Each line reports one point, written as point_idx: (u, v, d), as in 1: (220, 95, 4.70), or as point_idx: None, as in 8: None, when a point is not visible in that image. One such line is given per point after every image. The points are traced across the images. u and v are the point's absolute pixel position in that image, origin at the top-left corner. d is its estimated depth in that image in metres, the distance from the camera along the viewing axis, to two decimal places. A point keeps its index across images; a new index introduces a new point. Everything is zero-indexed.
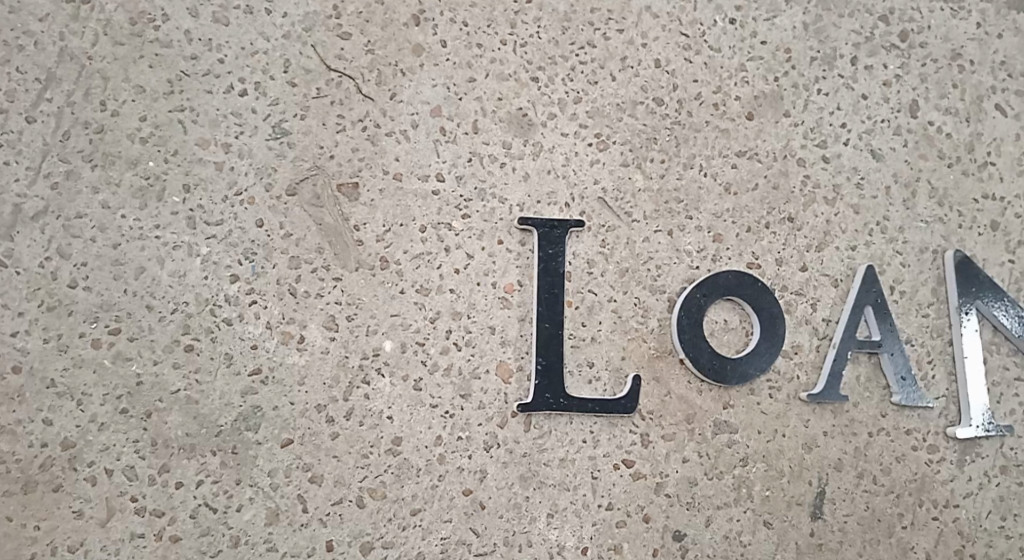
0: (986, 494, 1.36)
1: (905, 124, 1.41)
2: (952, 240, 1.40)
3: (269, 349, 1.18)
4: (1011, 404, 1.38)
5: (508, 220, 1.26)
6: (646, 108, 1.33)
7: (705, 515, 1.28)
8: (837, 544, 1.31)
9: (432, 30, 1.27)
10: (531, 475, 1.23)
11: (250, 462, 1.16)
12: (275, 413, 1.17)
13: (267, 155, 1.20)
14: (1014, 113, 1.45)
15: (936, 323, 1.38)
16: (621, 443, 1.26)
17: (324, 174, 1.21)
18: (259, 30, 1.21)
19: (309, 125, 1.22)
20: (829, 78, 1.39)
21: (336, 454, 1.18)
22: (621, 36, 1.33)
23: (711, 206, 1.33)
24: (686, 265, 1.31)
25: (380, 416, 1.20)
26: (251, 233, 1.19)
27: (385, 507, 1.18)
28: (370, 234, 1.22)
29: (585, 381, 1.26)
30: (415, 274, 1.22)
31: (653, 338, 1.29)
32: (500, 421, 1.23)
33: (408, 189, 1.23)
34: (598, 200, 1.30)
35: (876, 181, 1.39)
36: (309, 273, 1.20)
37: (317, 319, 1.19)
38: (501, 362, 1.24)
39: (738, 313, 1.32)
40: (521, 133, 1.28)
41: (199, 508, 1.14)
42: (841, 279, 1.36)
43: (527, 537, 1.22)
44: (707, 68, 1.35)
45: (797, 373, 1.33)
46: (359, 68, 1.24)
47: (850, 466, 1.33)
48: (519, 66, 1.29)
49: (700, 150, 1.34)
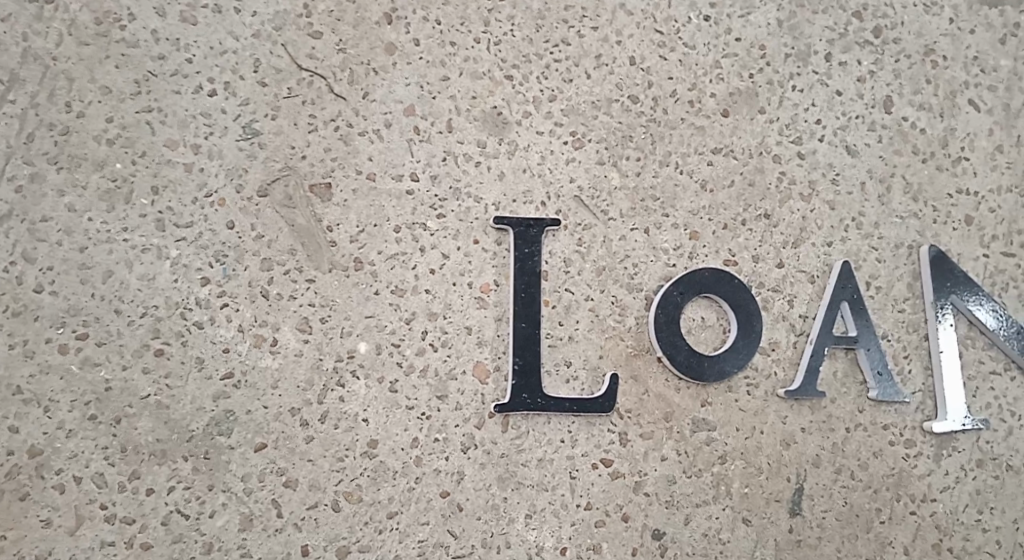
0: (962, 488, 1.37)
1: (880, 119, 1.42)
2: (927, 235, 1.41)
3: (241, 352, 1.16)
4: (987, 398, 1.39)
5: (483, 220, 1.25)
6: (621, 105, 1.32)
7: (684, 513, 1.28)
8: (816, 541, 1.32)
9: (405, 28, 1.25)
10: (509, 476, 1.22)
11: (223, 468, 1.14)
12: (248, 417, 1.15)
13: (237, 155, 1.19)
14: (988, 108, 1.45)
15: (912, 318, 1.38)
16: (599, 443, 1.26)
17: (296, 175, 1.20)
18: (228, 30, 1.20)
19: (280, 125, 1.20)
20: (804, 75, 1.39)
21: (311, 458, 1.17)
22: (595, 33, 1.32)
23: (687, 204, 1.33)
24: (662, 263, 1.31)
25: (355, 419, 1.18)
26: (222, 235, 1.17)
27: (362, 511, 1.17)
28: (344, 234, 1.20)
29: (562, 380, 1.25)
30: (390, 275, 1.21)
31: (630, 336, 1.28)
32: (477, 421, 1.22)
33: (381, 189, 1.22)
34: (574, 198, 1.29)
35: (851, 177, 1.39)
36: (281, 276, 1.18)
37: (290, 322, 1.18)
38: (477, 363, 1.23)
39: (716, 310, 1.31)
40: (496, 131, 1.27)
41: (171, 514, 1.12)
42: (817, 275, 1.36)
43: (505, 538, 1.21)
44: (682, 65, 1.35)
45: (775, 370, 1.33)
46: (331, 67, 1.23)
47: (828, 462, 1.33)
48: (493, 64, 1.28)
49: (676, 148, 1.33)
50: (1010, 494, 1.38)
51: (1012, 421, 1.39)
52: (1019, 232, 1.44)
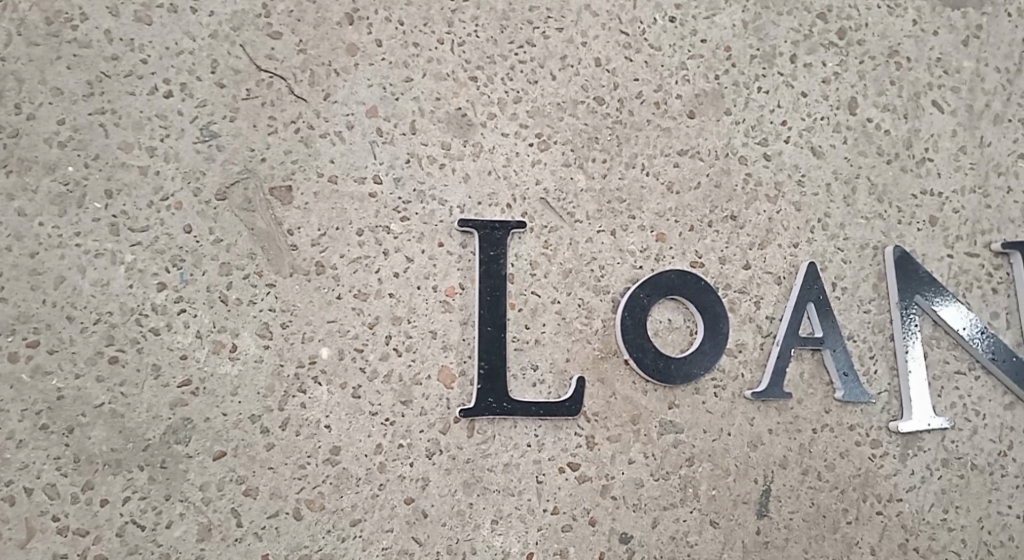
0: (928, 488, 1.37)
1: (845, 120, 1.42)
2: (892, 235, 1.41)
3: (199, 358, 1.14)
4: (952, 398, 1.40)
5: (448, 223, 1.24)
6: (587, 107, 1.31)
7: (651, 516, 1.27)
8: (783, 542, 1.31)
9: (367, 29, 1.24)
10: (474, 482, 1.21)
11: (180, 477, 1.12)
12: (206, 425, 1.13)
13: (195, 158, 1.16)
14: (951, 109, 1.46)
15: (877, 319, 1.39)
16: (566, 446, 1.25)
17: (256, 178, 1.18)
18: (184, 30, 1.18)
19: (239, 127, 1.18)
20: (769, 76, 1.39)
21: (272, 466, 1.15)
22: (560, 34, 1.31)
23: (654, 205, 1.32)
24: (629, 265, 1.30)
25: (317, 426, 1.16)
26: (179, 239, 1.15)
27: (324, 519, 1.16)
28: (304, 238, 1.19)
29: (529, 384, 1.24)
30: (352, 279, 1.20)
31: (597, 339, 1.28)
32: (442, 426, 1.21)
33: (343, 192, 1.21)
34: (540, 200, 1.28)
35: (817, 178, 1.40)
36: (241, 280, 1.16)
37: (250, 327, 1.16)
38: (443, 367, 1.22)
39: (682, 312, 1.31)
40: (460, 133, 1.26)
41: (126, 526, 1.10)
42: (784, 276, 1.36)
43: (471, 544, 1.20)
44: (647, 66, 1.34)
45: (742, 371, 1.33)
46: (291, 69, 1.21)
47: (794, 463, 1.33)
48: (456, 65, 1.27)
49: (641, 150, 1.33)
50: (975, 493, 1.39)
51: (977, 420, 1.40)
52: (983, 232, 1.45)
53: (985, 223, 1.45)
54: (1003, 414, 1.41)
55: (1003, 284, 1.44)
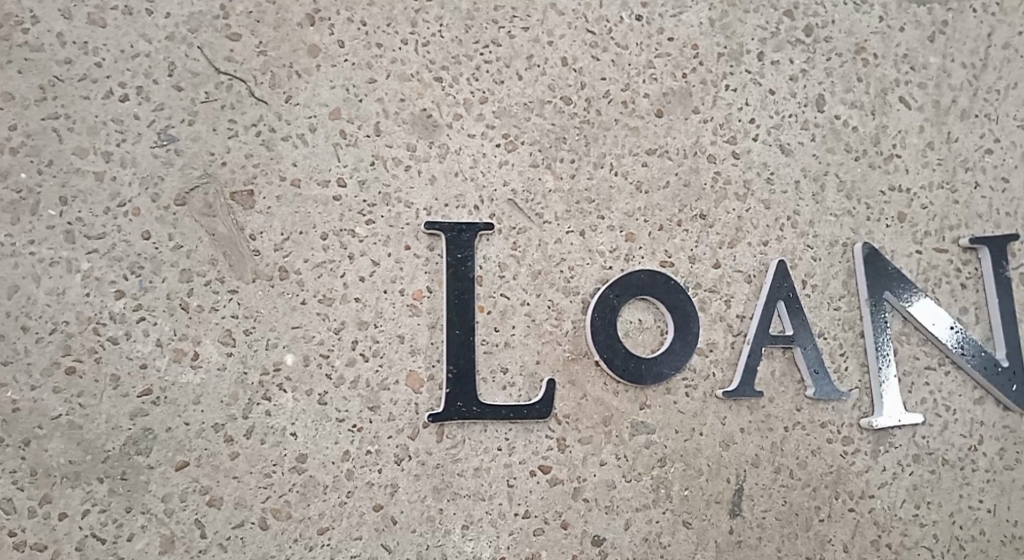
0: (900, 484, 1.38)
1: (812, 118, 1.42)
2: (861, 232, 1.41)
3: (160, 367, 1.12)
4: (922, 393, 1.40)
5: (414, 225, 1.22)
6: (554, 107, 1.30)
7: (624, 518, 1.26)
8: (756, 541, 1.31)
9: (329, 30, 1.22)
10: (444, 487, 1.20)
11: (141, 488, 1.10)
12: (168, 435, 1.11)
13: (153, 163, 1.14)
14: (918, 105, 1.46)
15: (848, 316, 1.39)
16: (537, 449, 1.24)
17: (217, 183, 1.16)
18: (140, 32, 1.15)
19: (198, 131, 1.16)
20: (737, 74, 1.39)
21: (236, 475, 1.13)
22: (526, 34, 1.30)
23: (623, 205, 1.31)
24: (599, 266, 1.29)
25: (282, 433, 1.15)
26: (137, 246, 1.13)
27: (291, 528, 1.14)
28: (267, 243, 1.17)
29: (499, 387, 1.23)
30: (317, 284, 1.18)
31: (567, 340, 1.27)
32: (410, 432, 1.19)
33: (307, 195, 1.19)
34: (508, 201, 1.27)
35: (785, 175, 1.39)
36: (202, 287, 1.14)
37: (212, 335, 1.14)
38: (411, 371, 1.20)
39: (653, 312, 1.30)
40: (425, 134, 1.24)
41: (85, 539, 1.08)
42: (754, 274, 1.36)
43: (441, 550, 1.19)
44: (615, 65, 1.33)
45: (713, 370, 1.32)
46: (251, 71, 1.19)
47: (767, 461, 1.33)
48: (421, 66, 1.25)
49: (610, 149, 1.32)
50: (946, 488, 1.39)
51: (948, 415, 1.41)
52: (951, 228, 1.45)
53: (953, 218, 1.45)
54: (974, 409, 1.42)
55: (971, 279, 1.45)
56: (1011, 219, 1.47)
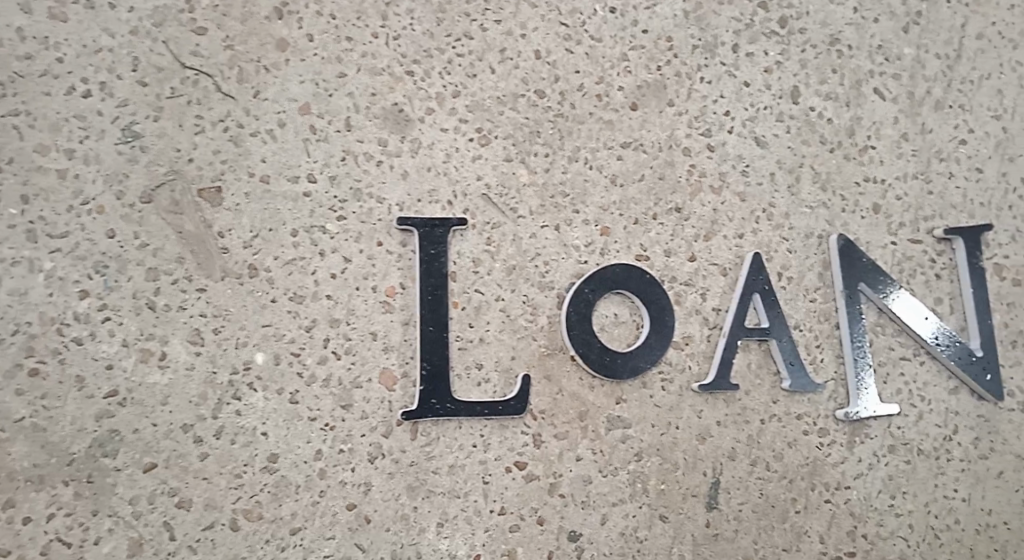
0: (875, 475, 1.38)
1: (787, 110, 1.41)
2: (836, 224, 1.41)
3: (126, 368, 1.10)
4: (897, 384, 1.40)
5: (386, 221, 1.21)
6: (527, 100, 1.29)
7: (600, 513, 1.26)
8: (732, 534, 1.31)
9: (297, 24, 1.20)
10: (419, 485, 1.19)
11: (109, 491, 1.08)
12: (135, 436, 1.10)
13: (117, 160, 1.12)
14: (893, 97, 1.46)
15: (823, 308, 1.39)
16: (513, 445, 1.23)
17: (183, 179, 1.14)
18: (103, 26, 1.13)
19: (163, 127, 1.14)
20: (711, 66, 1.38)
21: (206, 476, 1.11)
22: (498, 27, 1.28)
23: (598, 199, 1.31)
24: (574, 260, 1.28)
25: (253, 433, 1.13)
26: (101, 245, 1.11)
27: (263, 529, 1.13)
28: (236, 240, 1.15)
29: (473, 383, 1.22)
30: (287, 281, 1.16)
31: (542, 335, 1.26)
32: (384, 430, 1.18)
33: (276, 191, 1.17)
34: (481, 196, 1.26)
35: (761, 167, 1.39)
36: (169, 286, 1.12)
37: (180, 334, 1.12)
38: (384, 369, 1.19)
39: (628, 307, 1.30)
40: (397, 129, 1.23)
41: (51, 543, 1.06)
42: (729, 267, 1.35)
43: (416, 548, 1.18)
44: (588, 58, 1.32)
45: (689, 364, 1.32)
46: (218, 65, 1.17)
47: (743, 454, 1.33)
48: (392, 59, 1.23)
49: (584, 143, 1.31)
50: (921, 478, 1.40)
51: (922, 406, 1.41)
52: (926, 219, 1.45)
53: (928, 209, 1.46)
54: (949, 399, 1.42)
55: (946, 270, 1.45)
56: (984, 210, 1.48)
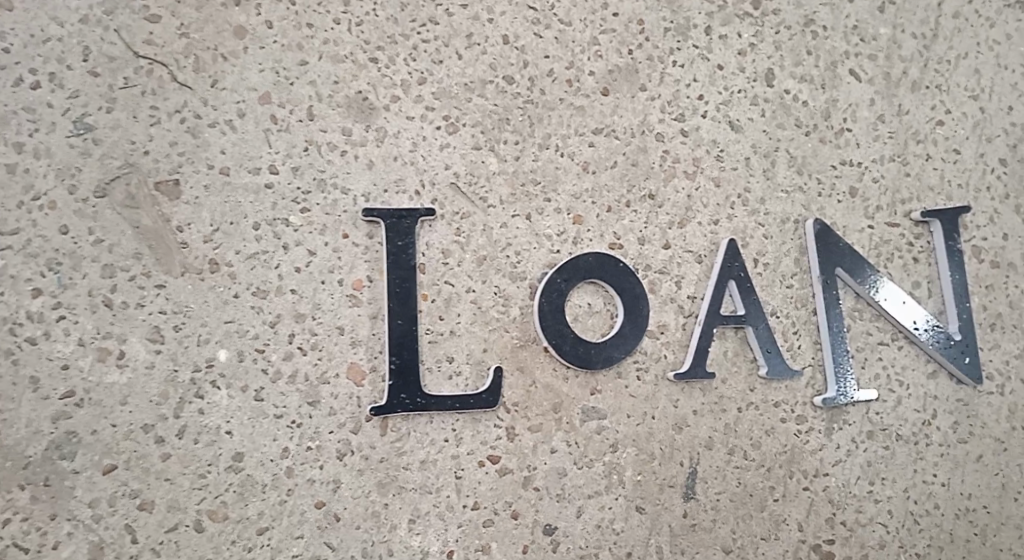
0: (854, 461, 1.37)
1: (762, 93, 1.39)
2: (812, 209, 1.39)
3: (83, 368, 1.07)
4: (875, 370, 1.39)
5: (351, 212, 1.18)
6: (496, 87, 1.26)
7: (575, 505, 1.24)
8: (710, 524, 1.30)
9: (255, 10, 1.17)
10: (390, 481, 1.17)
11: (67, 494, 1.06)
12: (93, 438, 1.07)
13: (69, 153, 1.09)
14: (869, 78, 1.44)
15: (800, 294, 1.37)
16: (485, 439, 1.21)
17: (139, 173, 1.11)
18: (51, 15, 1.09)
19: (117, 118, 1.11)
20: (684, 49, 1.35)
21: (169, 477, 1.09)
22: (465, 11, 1.25)
23: (570, 187, 1.28)
24: (546, 250, 1.26)
25: (217, 432, 1.11)
26: (54, 241, 1.07)
27: (228, 530, 1.10)
28: (195, 235, 1.12)
29: (445, 377, 1.20)
30: (250, 276, 1.14)
31: (513, 327, 1.24)
32: (353, 426, 1.16)
33: (236, 184, 1.14)
34: (450, 185, 1.23)
35: (735, 152, 1.37)
36: (126, 282, 1.09)
37: (138, 332, 1.09)
38: (352, 363, 1.16)
39: (602, 296, 1.27)
40: (362, 118, 1.20)
41: (8, 549, 1.03)
42: (704, 254, 1.33)
43: (387, 546, 1.16)
44: (558, 42, 1.30)
45: (664, 353, 1.30)
46: (173, 54, 1.13)
47: (720, 443, 1.31)
48: (355, 46, 1.20)
49: (555, 129, 1.28)
50: (900, 463, 1.39)
51: (901, 391, 1.40)
52: (903, 202, 1.44)
53: (905, 192, 1.44)
54: (927, 383, 1.41)
55: (923, 254, 1.44)
56: (962, 191, 1.46)
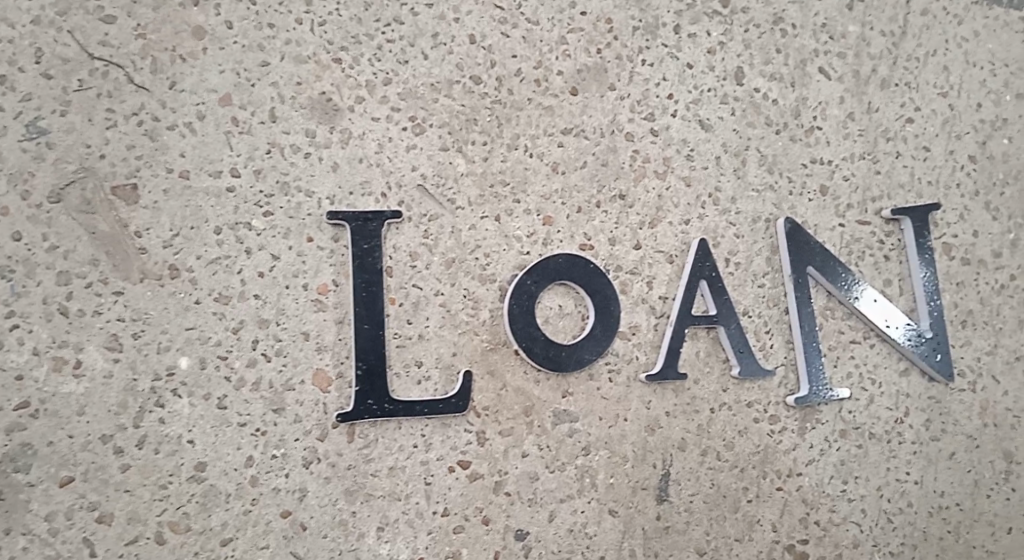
0: (827, 461, 1.36)
1: (731, 91, 1.38)
2: (783, 207, 1.39)
3: (38, 378, 1.05)
4: (848, 368, 1.39)
5: (316, 215, 1.16)
6: (463, 87, 1.24)
7: (547, 510, 1.23)
8: (684, 526, 1.29)
9: (214, 10, 1.14)
10: (357, 489, 1.15)
11: (22, 508, 1.03)
12: (50, 449, 1.04)
13: (22, 158, 1.06)
14: (838, 76, 1.44)
15: (772, 293, 1.36)
16: (455, 444, 1.19)
17: (95, 177, 1.09)
18: (2, 16, 1.07)
19: (72, 122, 1.08)
20: (653, 48, 1.34)
21: (128, 489, 1.07)
22: (430, 10, 1.23)
23: (539, 188, 1.27)
24: (515, 251, 1.24)
25: (179, 441, 1.08)
26: (6, 248, 1.05)
27: (190, 541, 1.08)
28: (155, 240, 1.10)
29: (413, 382, 1.18)
30: (212, 281, 1.11)
31: (483, 330, 1.22)
32: (319, 433, 1.14)
33: (196, 187, 1.12)
34: (417, 187, 1.21)
35: (705, 151, 1.36)
36: (83, 290, 1.07)
37: (95, 340, 1.07)
38: (318, 370, 1.14)
39: (572, 298, 1.26)
40: (326, 119, 1.18)
41: None
42: (676, 254, 1.32)
43: (355, 554, 1.14)
44: (525, 41, 1.28)
45: (635, 354, 1.28)
46: (129, 56, 1.11)
47: (693, 445, 1.30)
48: (318, 46, 1.18)
49: (523, 129, 1.27)
50: (873, 462, 1.39)
51: (873, 389, 1.40)
52: (874, 200, 1.43)
53: (876, 189, 1.44)
54: (899, 381, 1.41)
55: (895, 251, 1.43)
56: (932, 189, 1.46)
